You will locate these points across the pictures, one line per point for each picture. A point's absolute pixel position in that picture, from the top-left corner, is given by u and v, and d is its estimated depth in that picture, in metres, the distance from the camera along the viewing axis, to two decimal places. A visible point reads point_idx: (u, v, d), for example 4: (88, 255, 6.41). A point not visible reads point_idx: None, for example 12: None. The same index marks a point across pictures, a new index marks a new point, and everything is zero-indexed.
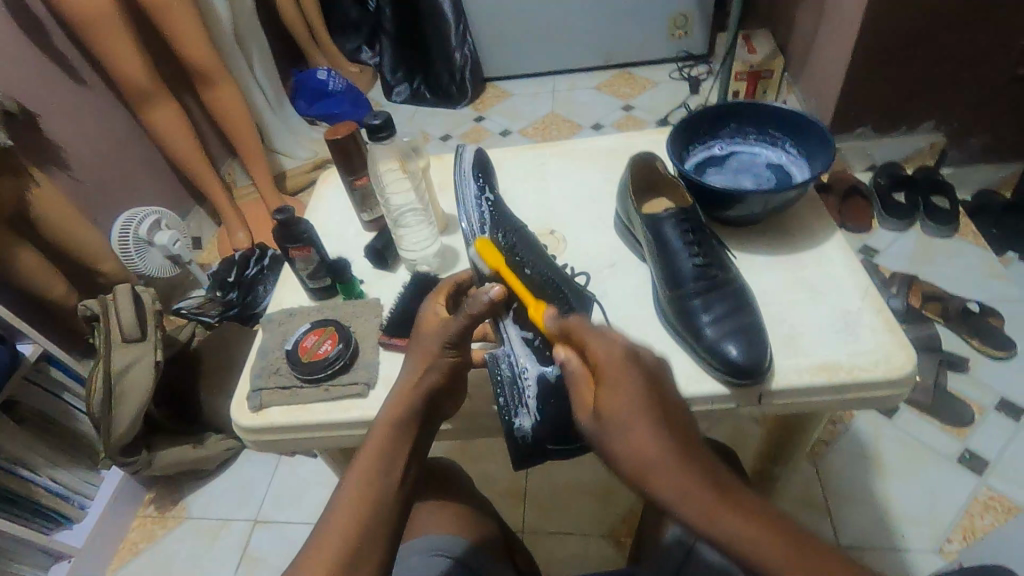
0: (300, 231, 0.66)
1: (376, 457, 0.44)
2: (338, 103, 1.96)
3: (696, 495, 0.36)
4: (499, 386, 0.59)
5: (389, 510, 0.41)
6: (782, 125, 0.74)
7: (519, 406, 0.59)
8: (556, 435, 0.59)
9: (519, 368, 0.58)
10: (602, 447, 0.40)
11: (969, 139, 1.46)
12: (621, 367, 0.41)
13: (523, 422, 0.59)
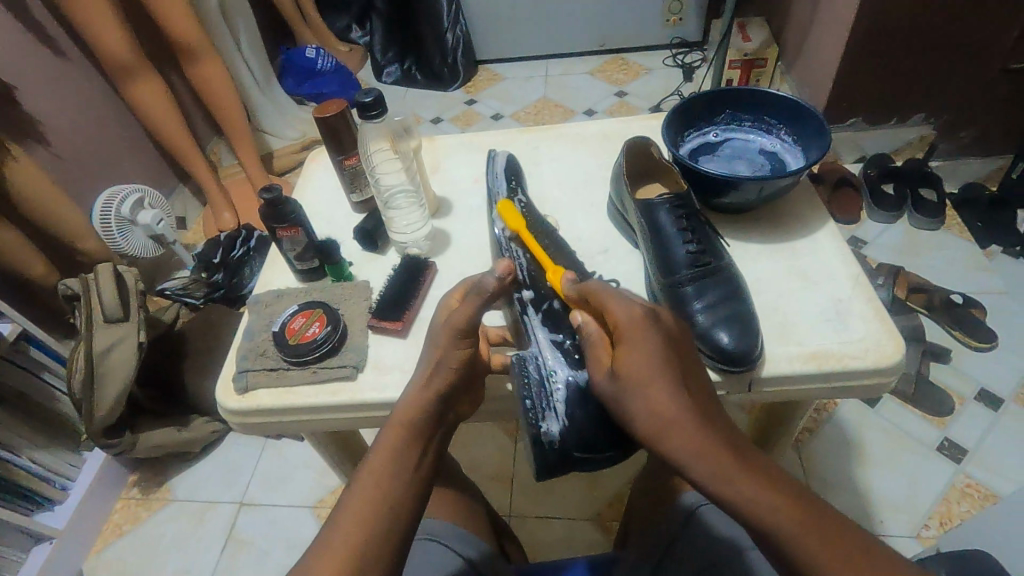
0: (288, 212, 0.64)
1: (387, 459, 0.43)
2: (327, 82, 1.93)
3: (705, 450, 0.39)
4: (526, 388, 0.55)
5: (401, 512, 0.41)
6: (778, 112, 0.74)
7: (547, 408, 0.54)
8: (584, 442, 0.53)
9: (547, 370, 0.56)
10: (619, 403, 0.45)
11: (958, 132, 1.47)
12: (642, 329, 0.46)
13: (550, 428, 0.53)
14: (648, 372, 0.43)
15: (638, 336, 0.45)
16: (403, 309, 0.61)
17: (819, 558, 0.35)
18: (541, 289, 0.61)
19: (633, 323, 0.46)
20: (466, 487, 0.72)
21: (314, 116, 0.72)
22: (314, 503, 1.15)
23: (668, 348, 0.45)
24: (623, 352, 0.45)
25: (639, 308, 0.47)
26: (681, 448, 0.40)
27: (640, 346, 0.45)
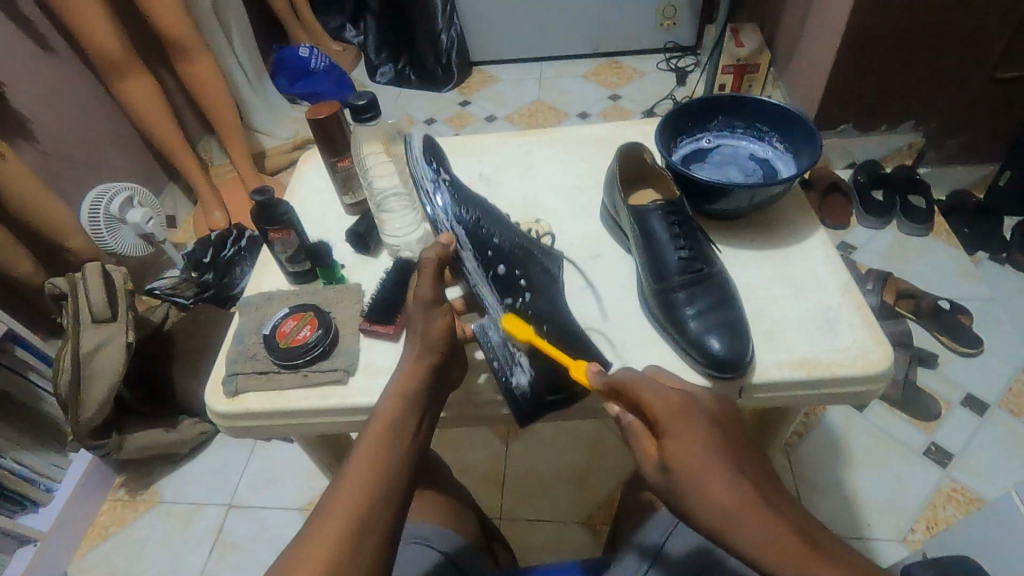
0: (280, 214, 0.64)
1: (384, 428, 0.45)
2: (320, 81, 1.92)
3: (787, 547, 0.37)
4: (490, 350, 0.60)
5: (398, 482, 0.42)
6: (769, 119, 0.74)
7: (513, 364, 0.60)
8: (553, 386, 0.59)
9: (505, 331, 0.60)
10: (677, 501, 0.42)
11: (946, 140, 1.48)
12: (685, 420, 0.43)
13: (518, 379, 0.60)
14: (703, 468, 0.41)
15: (679, 428, 0.43)
16: (394, 312, 0.61)
17: None
18: (485, 255, 0.60)
19: (671, 410, 0.43)
20: (457, 493, 0.72)
21: (307, 117, 0.72)
22: (303, 506, 1.14)
23: (715, 434, 0.42)
24: (669, 448, 0.42)
25: (675, 398, 0.44)
26: (769, 561, 0.37)
27: (686, 441, 0.42)
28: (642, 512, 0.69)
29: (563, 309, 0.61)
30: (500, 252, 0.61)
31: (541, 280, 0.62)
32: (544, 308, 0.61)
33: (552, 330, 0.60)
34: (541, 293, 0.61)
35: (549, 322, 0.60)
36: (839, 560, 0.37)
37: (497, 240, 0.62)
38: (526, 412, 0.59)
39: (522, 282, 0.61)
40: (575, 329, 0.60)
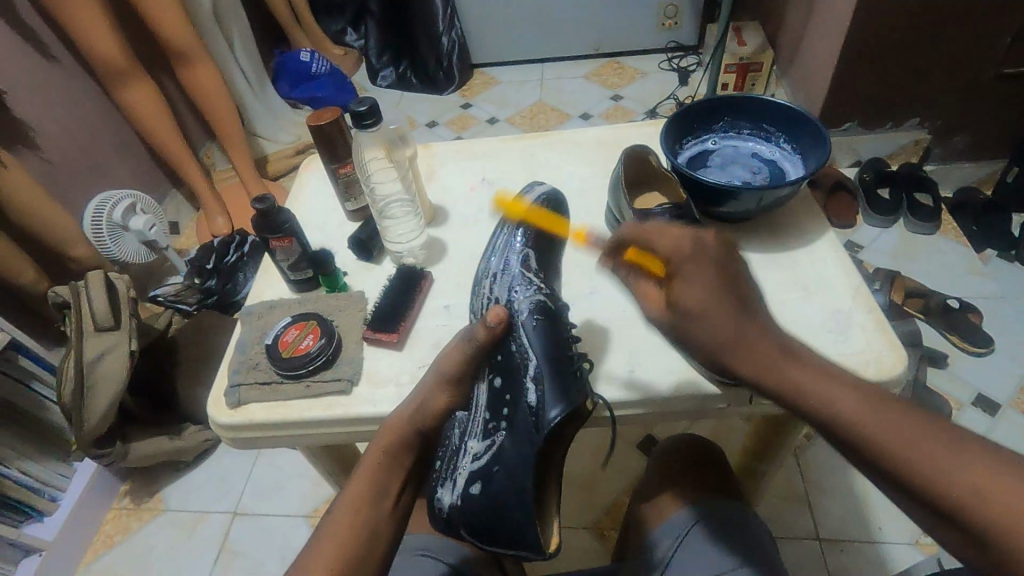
0: (280, 223, 0.62)
1: (368, 482, 0.48)
2: (322, 85, 1.92)
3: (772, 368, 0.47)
4: (441, 449, 0.56)
5: (378, 538, 0.45)
6: (776, 120, 0.73)
7: (449, 477, 0.54)
8: (468, 526, 0.52)
9: (465, 442, 0.55)
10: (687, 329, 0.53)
11: (952, 137, 1.47)
12: (699, 263, 0.52)
13: (444, 495, 0.53)
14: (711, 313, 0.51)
15: (690, 268, 0.52)
16: (398, 321, 0.60)
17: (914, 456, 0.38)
18: (496, 360, 0.56)
19: (683, 253, 0.53)
20: None
21: (308, 124, 0.72)
22: (309, 512, 1.14)
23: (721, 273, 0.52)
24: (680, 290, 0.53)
25: (686, 243, 0.53)
26: (777, 383, 0.47)
27: (695, 280, 0.52)
28: (651, 522, 0.68)
29: (523, 468, 0.50)
30: (505, 365, 0.56)
31: (518, 418, 0.52)
32: (508, 453, 0.52)
33: (499, 481, 0.51)
34: (517, 433, 0.52)
35: (501, 470, 0.51)
36: (809, 371, 0.46)
37: (514, 353, 0.55)
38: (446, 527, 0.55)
39: (505, 410, 0.54)
40: (518, 498, 0.49)
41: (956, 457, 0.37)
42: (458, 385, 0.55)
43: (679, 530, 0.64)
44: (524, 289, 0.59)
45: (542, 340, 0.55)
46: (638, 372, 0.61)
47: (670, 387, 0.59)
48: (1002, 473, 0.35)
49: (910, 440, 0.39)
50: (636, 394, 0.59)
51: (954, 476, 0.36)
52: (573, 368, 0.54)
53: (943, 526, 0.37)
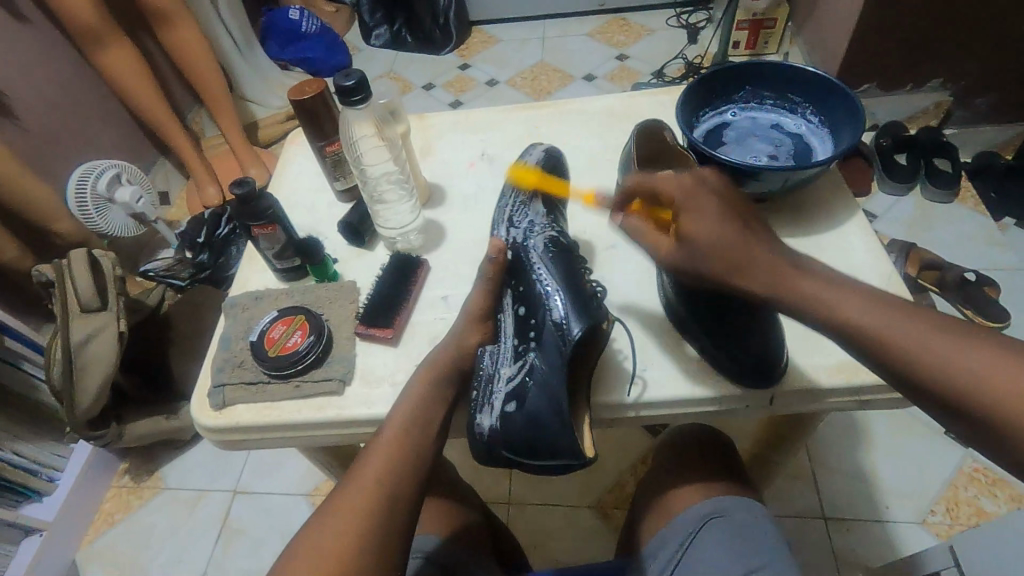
0: (262, 209, 0.56)
1: (413, 407, 0.50)
2: (312, 46, 1.83)
3: (786, 279, 0.42)
4: (472, 380, 0.54)
5: (420, 463, 0.47)
6: (804, 89, 0.67)
7: (484, 402, 0.52)
8: (511, 444, 0.50)
9: (497, 366, 0.53)
10: (688, 261, 0.47)
11: (975, 99, 1.39)
12: (699, 193, 0.46)
13: (483, 421, 0.52)
14: (728, 250, 0.45)
15: (698, 201, 0.46)
16: (393, 315, 0.56)
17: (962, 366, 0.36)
18: (519, 288, 0.55)
19: (687, 189, 0.47)
20: (464, 496, 0.69)
21: (290, 96, 0.64)
22: (309, 491, 1.13)
23: (726, 200, 0.46)
24: (690, 219, 0.46)
25: (687, 180, 0.47)
26: (785, 292, 0.42)
27: (701, 211, 0.46)
28: (660, 519, 0.65)
29: (557, 379, 0.49)
30: (528, 296, 0.55)
31: (546, 336, 0.51)
32: (540, 369, 0.50)
33: (535, 397, 0.50)
34: (546, 349, 0.51)
35: (536, 385, 0.50)
36: (824, 281, 0.42)
37: (534, 283, 0.54)
38: (486, 456, 0.52)
39: (533, 333, 0.52)
40: (556, 410, 0.48)
41: (966, 350, 0.36)
42: (486, 320, 0.55)
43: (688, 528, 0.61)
44: (533, 227, 0.59)
45: (558, 267, 0.54)
46: (651, 372, 0.56)
47: (687, 387, 0.54)
48: (1011, 367, 0.35)
49: (965, 353, 0.36)
50: (652, 396, 0.55)
51: (1002, 381, 0.35)
52: (590, 290, 0.53)
53: (953, 419, 0.37)
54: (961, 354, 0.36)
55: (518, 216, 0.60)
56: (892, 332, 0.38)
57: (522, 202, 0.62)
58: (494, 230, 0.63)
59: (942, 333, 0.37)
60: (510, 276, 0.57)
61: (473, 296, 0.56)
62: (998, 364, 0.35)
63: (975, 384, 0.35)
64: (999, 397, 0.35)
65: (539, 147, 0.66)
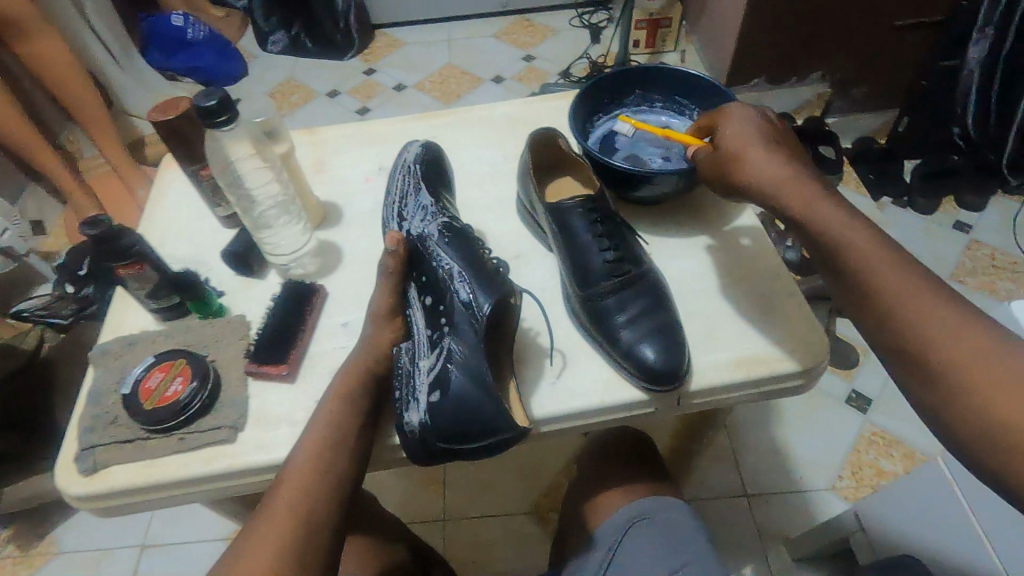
0: (125, 247, 0.51)
1: (328, 425, 0.48)
2: (202, 54, 1.72)
3: (809, 201, 0.48)
4: (397, 377, 0.51)
5: (342, 486, 0.46)
6: (690, 92, 0.69)
7: (411, 398, 0.50)
8: (446, 433, 0.47)
9: (416, 360, 0.51)
10: (718, 172, 0.55)
11: (851, 89, 1.50)
12: (750, 123, 0.54)
13: (411, 417, 0.49)
14: (745, 146, 0.52)
15: (742, 124, 0.55)
16: (288, 350, 0.52)
17: (927, 316, 0.41)
18: (423, 279, 0.53)
19: (742, 117, 0.55)
20: (389, 527, 0.66)
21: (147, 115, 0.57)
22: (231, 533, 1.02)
23: (772, 133, 0.54)
24: (724, 129, 0.55)
25: (746, 117, 0.55)
26: (808, 216, 0.48)
27: (740, 129, 0.54)
28: (588, 526, 0.65)
29: (476, 357, 0.47)
30: (431, 283, 0.53)
31: (458, 318, 0.49)
32: (457, 352, 0.48)
33: (458, 381, 0.47)
34: (460, 330, 0.49)
35: (457, 367, 0.48)
36: (840, 210, 0.48)
37: (435, 269, 0.53)
38: (423, 457, 0.49)
39: (442, 319, 0.51)
40: (485, 391, 0.46)
41: (937, 311, 0.41)
42: (395, 317, 0.53)
43: (616, 533, 0.62)
44: (425, 218, 0.57)
45: (455, 249, 0.53)
46: (562, 384, 0.54)
47: (597, 395, 0.53)
48: (969, 333, 0.39)
49: (937, 311, 0.41)
50: (565, 406, 0.52)
51: (954, 337, 0.39)
52: (490, 266, 0.52)
53: (908, 374, 0.42)
54: (931, 316, 0.41)
55: (410, 207, 0.59)
56: (888, 273, 0.43)
57: (415, 196, 0.60)
58: (388, 226, 0.61)
59: (922, 290, 0.42)
60: (410, 267, 0.54)
61: (376, 294, 0.54)
62: (957, 328, 0.40)
63: (931, 333, 0.40)
64: (943, 346, 0.40)
65: (416, 142, 0.66)
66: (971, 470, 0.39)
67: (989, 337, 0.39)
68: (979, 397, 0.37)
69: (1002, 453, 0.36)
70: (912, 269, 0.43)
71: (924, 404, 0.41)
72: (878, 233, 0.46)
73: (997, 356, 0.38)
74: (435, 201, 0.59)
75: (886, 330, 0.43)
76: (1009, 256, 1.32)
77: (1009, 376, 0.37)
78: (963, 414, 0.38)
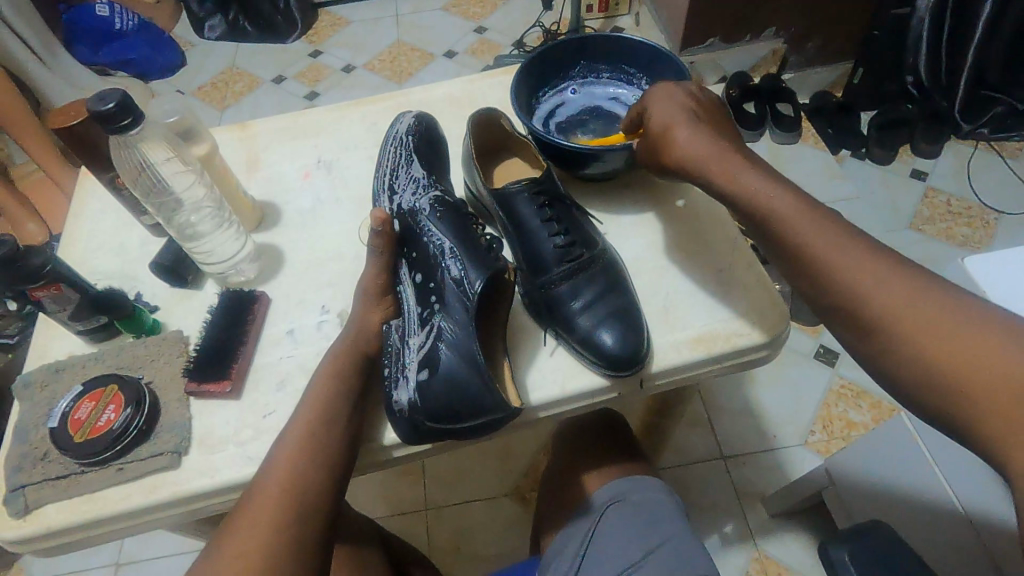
0: (37, 269, 0.46)
1: (316, 409, 0.46)
2: (134, 45, 1.63)
3: (741, 170, 0.47)
4: (387, 356, 0.50)
5: (333, 463, 0.45)
6: (636, 60, 0.67)
7: (401, 376, 0.48)
8: (433, 412, 0.45)
9: (406, 339, 0.49)
10: (654, 150, 0.52)
11: (805, 44, 1.47)
12: (669, 100, 0.52)
13: (401, 396, 0.47)
14: (672, 125, 0.51)
15: (665, 102, 0.53)
16: (229, 364, 0.50)
17: (866, 278, 0.41)
18: (415, 255, 0.52)
19: (663, 95, 0.53)
20: (361, 527, 0.64)
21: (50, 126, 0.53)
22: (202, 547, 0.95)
23: (699, 108, 0.52)
24: (651, 108, 0.53)
25: (673, 93, 0.53)
26: (739, 187, 0.47)
27: (665, 106, 0.52)
28: (564, 511, 0.64)
29: (467, 334, 0.46)
30: (421, 259, 0.51)
31: (448, 293, 0.48)
32: (447, 330, 0.47)
33: (449, 360, 0.45)
34: (451, 308, 0.48)
35: (447, 346, 0.46)
36: (764, 178, 0.47)
37: (426, 245, 0.51)
38: (412, 437, 0.47)
39: (432, 296, 0.49)
40: (475, 369, 0.45)
41: (867, 268, 0.41)
42: (386, 295, 0.52)
43: (590, 521, 0.61)
44: (416, 191, 0.55)
45: (448, 223, 0.51)
46: (524, 374, 0.52)
47: (559, 383, 0.51)
48: (903, 291, 0.39)
49: (872, 270, 0.41)
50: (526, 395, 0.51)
51: (884, 295, 0.40)
52: (482, 241, 0.50)
53: (851, 335, 0.42)
54: (864, 273, 0.41)
55: (399, 179, 0.57)
56: (818, 239, 0.43)
57: (404, 167, 0.57)
58: (378, 202, 0.59)
59: (852, 247, 0.42)
60: (402, 243, 0.53)
61: (367, 272, 0.52)
62: (890, 284, 0.40)
63: (864, 292, 0.40)
64: (882, 304, 0.40)
65: (411, 114, 0.61)
66: (916, 414, 0.40)
67: (919, 288, 0.39)
68: (916, 347, 0.38)
69: (942, 400, 0.37)
70: (836, 229, 0.43)
71: (866, 360, 0.42)
72: (803, 196, 0.46)
73: (929, 306, 0.38)
74: (424, 172, 0.56)
75: (823, 296, 0.43)
76: (965, 201, 1.35)
77: (942, 323, 0.38)
78: (904, 371, 0.39)
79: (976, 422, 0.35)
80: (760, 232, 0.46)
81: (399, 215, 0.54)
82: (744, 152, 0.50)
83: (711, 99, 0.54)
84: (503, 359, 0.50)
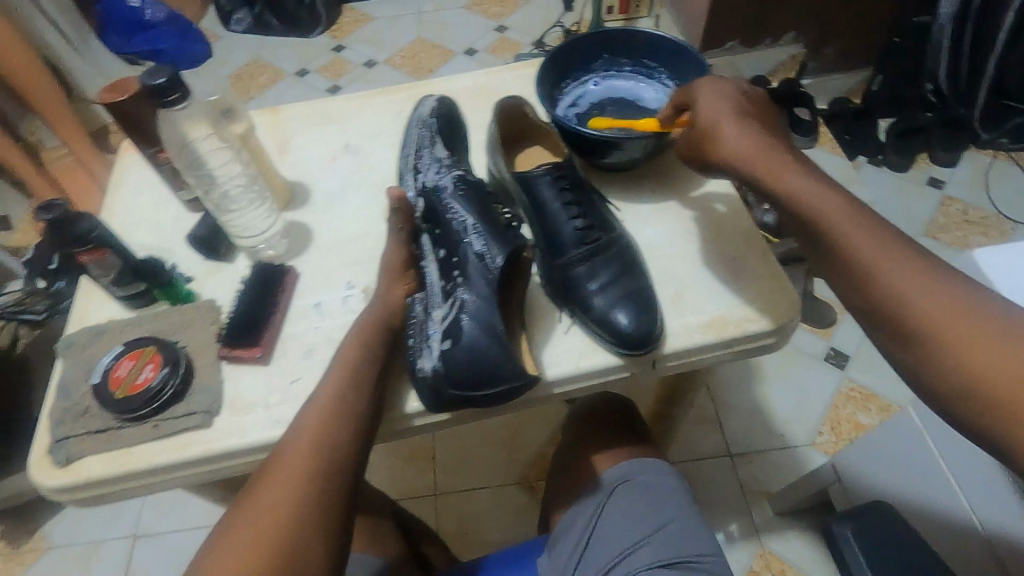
0: (82, 234, 0.50)
1: (346, 376, 0.49)
2: (162, 36, 1.65)
3: (782, 168, 0.49)
4: (410, 327, 0.52)
5: (360, 425, 0.47)
6: (658, 54, 0.69)
7: (425, 344, 0.50)
8: (455, 380, 0.48)
9: (429, 310, 0.51)
10: (694, 142, 0.54)
11: (824, 49, 1.48)
12: (717, 94, 0.54)
13: (424, 363, 0.49)
14: (718, 122, 0.52)
15: (712, 97, 0.54)
16: (259, 332, 0.52)
17: (904, 278, 0.42)
18: (438, 232, 0.54)
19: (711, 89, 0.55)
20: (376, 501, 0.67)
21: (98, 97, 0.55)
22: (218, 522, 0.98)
23: (744, 104, 0.53)
24: (697, 102, 0.54)
25: (717, 88, 0.54)
26: (779, 185, 0.48)
27: (713, 102, 0.53)
28: (572, 493, 0.66)
29: (489, 306, 0.48)
30: (444, 235, 0.54)
31: (470, 267, 0.50)
32: (469, 302, 0.49)
33: (471, 330, 0.48)
34: (473, 281, 0.50)
35: (468, 317, 0.48)
36: (808, 177, 0.48)
37: (450, 222, 0.53)
38: (434, 404, 0.50)
39: (455, 270, 0.51)
40: (496, 340, 0.47)
41: (904, 268, 0.43)
42: (409, 270, 0.54)
43: (596, 503, 0.62)
44: (440, 169, 0.57)
45: (471, 203, 0.53)
46: (542, 351, 0.54)
47: (573, 360, 0.53)
48: (936, 292, 0.41)
49: (909, 273, 0.42)
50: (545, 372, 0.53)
51: (921, 298, 0.41)
52: (503, 220, 0.52)
53: (873, 325, 0.44)
54: (899, 273, 0.42)
55: (422, 160, 0.59)
56: (859, 238, 0.45)
57: (427, 148, 0.59)
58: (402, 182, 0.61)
59: (888, 246, 0.44)
60: (425, 221, 0.56)
61: (389, 248, 0.54)
62: (917, 282, 0.42)
63: (899, 292, 0.42)
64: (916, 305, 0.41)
65: (432, 97, 0.64)
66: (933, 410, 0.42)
67: (948, 290, 0.41)
68: (948, 347, 0.40)
69: (958, 394, 0.39)
70: (876, 229, 0.45)
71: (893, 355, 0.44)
72: (842, 194, 0.47)
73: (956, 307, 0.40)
74: (446, 153, 0.59)
75: (858, 292, 0.44)
76: (981, 210, 1.34)
77: (974, 326, 0.39)
78: (933, 372, 0.41)
79: (1008, 426, 0.37)
80: (800, 226, 0.48)
81: (422, 194, 0.57)
82: (791, 152, 0.51)
83: (758, 97, 0.55)
84: (519, 334, 0.52)
